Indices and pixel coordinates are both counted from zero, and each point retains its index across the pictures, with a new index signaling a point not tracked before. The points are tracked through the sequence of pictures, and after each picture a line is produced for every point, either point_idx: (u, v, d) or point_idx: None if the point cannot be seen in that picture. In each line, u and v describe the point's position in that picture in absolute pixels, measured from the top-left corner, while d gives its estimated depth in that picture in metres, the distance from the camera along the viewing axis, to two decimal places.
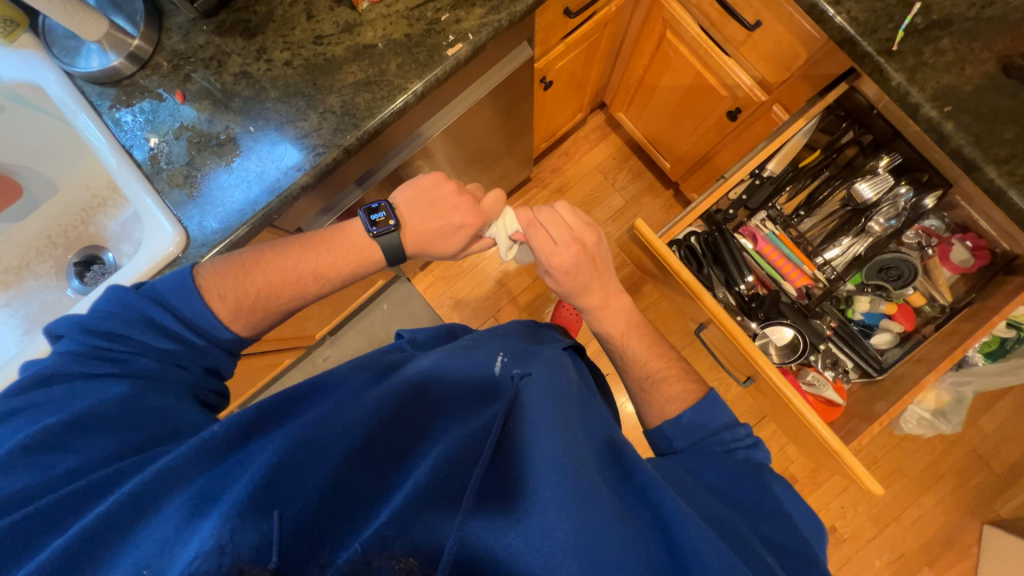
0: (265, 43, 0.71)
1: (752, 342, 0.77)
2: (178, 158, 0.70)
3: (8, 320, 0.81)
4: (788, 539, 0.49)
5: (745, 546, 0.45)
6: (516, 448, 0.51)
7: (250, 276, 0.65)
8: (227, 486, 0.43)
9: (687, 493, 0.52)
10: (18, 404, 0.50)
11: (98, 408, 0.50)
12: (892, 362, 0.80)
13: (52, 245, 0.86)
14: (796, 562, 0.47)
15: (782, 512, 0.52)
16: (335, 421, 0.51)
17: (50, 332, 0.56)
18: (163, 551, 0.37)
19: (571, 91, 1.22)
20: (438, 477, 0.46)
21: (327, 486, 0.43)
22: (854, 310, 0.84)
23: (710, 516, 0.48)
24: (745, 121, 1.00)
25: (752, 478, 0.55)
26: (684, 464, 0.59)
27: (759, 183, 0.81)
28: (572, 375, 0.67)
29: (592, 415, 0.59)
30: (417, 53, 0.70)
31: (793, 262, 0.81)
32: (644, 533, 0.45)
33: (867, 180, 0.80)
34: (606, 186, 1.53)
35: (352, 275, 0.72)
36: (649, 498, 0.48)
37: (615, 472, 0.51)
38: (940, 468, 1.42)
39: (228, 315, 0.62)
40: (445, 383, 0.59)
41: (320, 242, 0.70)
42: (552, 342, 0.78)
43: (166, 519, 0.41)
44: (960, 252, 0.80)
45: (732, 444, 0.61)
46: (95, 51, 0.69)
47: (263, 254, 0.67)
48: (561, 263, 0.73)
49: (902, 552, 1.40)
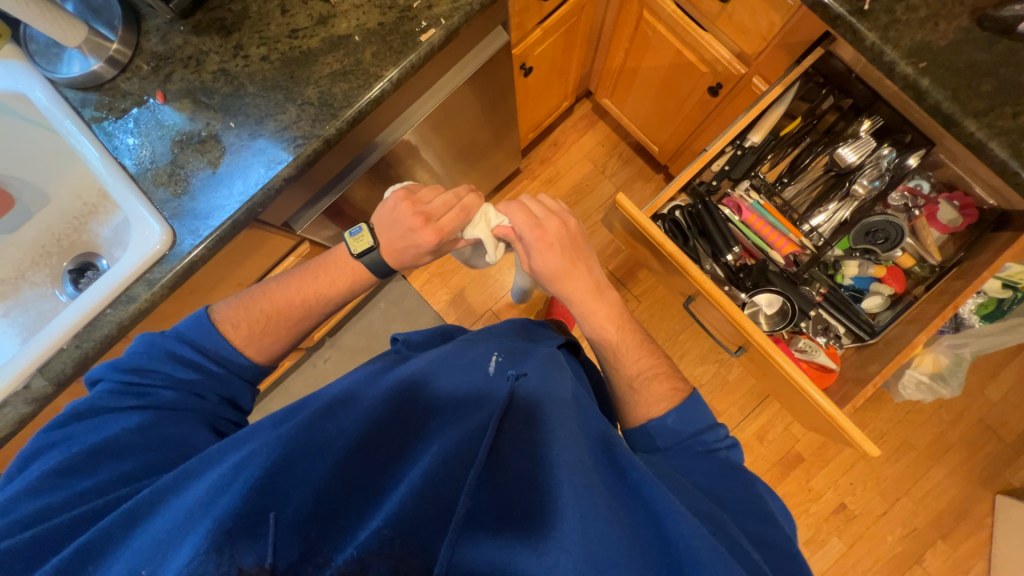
0: (242, 40, 0.72)
1: (741, 311, 0.77)
2: (162, 157, 0.71)
3: (8, 330, 0.82)
4: (768, 532, 0.50)
5: (736, 544, 0.44)
6: (512, 449, 0.50)
7: (259, 309, 0.67)
8: (219, 495, 0.41)
9: (682, 493, 0.50)
10: (53, 439, 0.52)
11: (122, 437, 0.52)
12: (884, 325, 0.80)
13: (47, 254, 0.87)
14: (776, 555, 0.48)
15: (759, 509, 0.52)
16: (324, 426, 0.49)
17: (88, 377, 0.58)
18: (158, 552, 0.37)
19: (555, 78, 1.23)
20: (435, 481, 0.44)
21: (323, 489, 0.43)
22: (843, 274, 0.84)
23: (699, 511, 0.47)
24: (726, 96, 1.00)
25: (733, 476, 0.56)
26: (669, 462, 0.59)
27: (741, 153, 0.82)
28: (569, 373, 0.64)
29: (586, 413, 0.56)
30: (391, 40, 0.71)
31: (779, 230, 0.81)
32: (639, 532, 0.44)
33: (849, 144, 0.79)
34: (597, 174, 1.53)
35: (356, 292, 0.73)
36: (643, 497, 0.46)
37: (609, 470, 0.49)
38: (948, 440, 1.41)
39: (242, 342, 0.64)
40: (435, 390, 0.57)
41: (325, 266, 0.72)
42: (547, 339, 0.75)
43: (162, 522, 0.41)
44: (947, 212, 0.80)
45: (714, 445, 0.61)
46: (76, 57, 0.71)
47: (271, 287, 0.69)
48: (543, 249, 0.73)
49: (915, 526, 1.38)
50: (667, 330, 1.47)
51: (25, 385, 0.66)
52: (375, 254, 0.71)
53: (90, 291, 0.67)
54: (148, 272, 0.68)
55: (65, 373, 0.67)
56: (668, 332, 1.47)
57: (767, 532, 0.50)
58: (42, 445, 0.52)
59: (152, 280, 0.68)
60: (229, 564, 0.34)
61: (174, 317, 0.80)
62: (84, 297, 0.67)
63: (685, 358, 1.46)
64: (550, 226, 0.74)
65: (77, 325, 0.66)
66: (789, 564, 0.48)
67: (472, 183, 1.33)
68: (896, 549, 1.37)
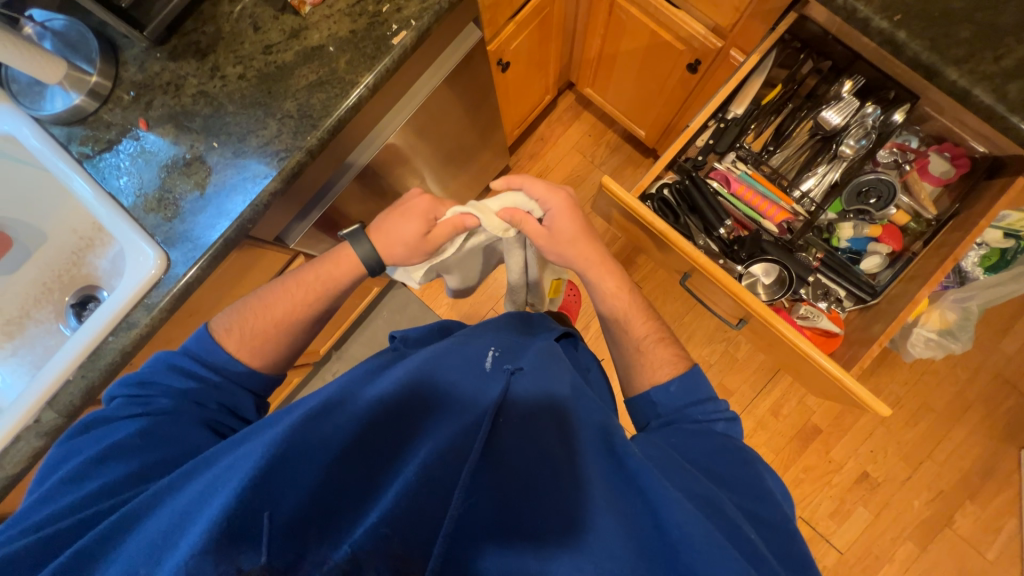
0: (218, 61, 0.73)
1: (738, 282, 0.76)
2: (150, 183, 0.72)
3: (18, 369, 0.84)
4: (768, 513, 0.49)
5: (733, 526, 0.44)
6: (508, 441, 0.49)
7: (254, 321, 0.67)
8: (205, 506, 0.40)
9: (682, 475, 0.50)
10: (65, 450, 0.55)
11: (125, 441, 0.54)
12: (884, 284, 0.79)
13: (49, 291, 0.88)
14: (776, 534, 0.48)
15: (760, 484, 0.52)
16: (322, 420, 0.47)
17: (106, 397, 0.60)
18: (152, 554, 0.38)
19: (534, 72, 1.23)
20: (428, 477, 0.44)
21: (318, 487, 0.42)
22: (839, 237, 0.83)
23: (696, 495, 0.47)
24: (706, 71, 1.00)
25: (735, 455, 0.55)
26: (667, 440, 0.59)
27: (724, 126, 0.82)
28: (565, 363, 0.63)
29: (585, 403, 0.57)
30: (364, 46, 0.71)
31: (769, 199, 0.81)
32: (635, 521, 0.44)
33: (833, 106, 0.78)
34: (586, 164, 1.53)
35: (345, 287, 0.72)
36: (639, 485, 0.46)
37: (604, 459, 0.50)
38: (967, 398, 1.39)
39: (235, 346, 0.65)
40: (435, 382, 0.56)
41: (311, 266, 0.72)
42: (546, 331, 0.75)
43: (157, 523, 0.41)
44: (939, 163, 0.79)
45: (712, 415, 0.61)
46: (58, 93, 0.72)
47: (263, 296, 0.70)
48: (561, 214, 0.74)
49: (941, 489, 1.35)
50: (672, 313, 1.47)
51: (36, 418, 0.67)
52: (366, 247, 0.71)
53: (90, 320, 0.68)
54: (146, 297, 0.69)
55: (74, 403, 0.68)
56: (672, 315, 1.46)
57: (766, 515, 0.49)
58: (58, 456, 0.55)
59: (150, 305, 0.69)
60: (229, 563, 0.35)
61: (177, 341, 0.80)
62: (85, 327, 0.67)
63: (692, 339, 1.45)
64: (555, 201, 0.75)
65: (80, 355, 0.67)
66: (788, 542, 0.47)
67: (462, 185, 1.33)
68: (924, 514, 1.34)
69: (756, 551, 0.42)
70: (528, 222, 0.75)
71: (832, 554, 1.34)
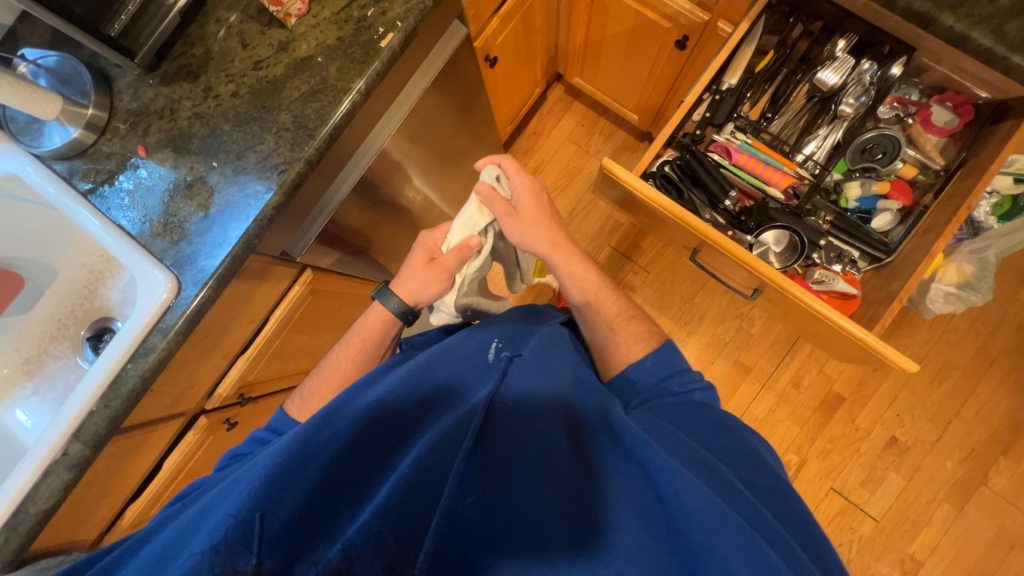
0: (209, 82, 0.74)
1: (749, 251, 0.76)
2: (155, 209, 0.72)
3: (42, 405, 0.85)
4: (761, 479, 0.51)
5: (733, 488, 0.45)
6: (505, 427, 0.48)
7: (317, 391, 0.72)
8: (206, 518, 0.43)
9: (678, 445, 0.50)
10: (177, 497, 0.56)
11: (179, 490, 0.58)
12: (898, 241, 0.79)
13: (64, 326, 0.88)
14: (772, 497, 0.50)
15: (754, 457, 0.54)
16: (323, 427, 0.48)
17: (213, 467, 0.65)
18: (159, 561, 0.41)
19: (521, 66, 1.23)
20: (422, 469, 0.43)
21: (313, 489, 0.43)
22: (847, 198, 0.82)
23: (696, 463, 0.47)
24: (695, 46, 1.00)
25: (720, 424, 0.57)
26: (663, 413, 0.60)
27: (720, 98, 0.81)
28: (569, 348, 0.64)
29: (584, 386, 0.57)
30: (352, 51, 0.72)
31: (772, 166, 0.80)
32: (637, 493, 0.44)
33: (829, 66, 0.77)
34: (582, 154, 1.52)
35: (385, 339, 0.75)
36: (637, 458, 0.46)
37: (603, 437, 0.49)
38: (989, 353, 1.36)
39: (297, 412, 0.71)
40: (432, 378, 0.57)
41: (351, 330, 0.76)
42: (550, 318, 0.76)
43: (171, 530, 0.45)
44: (943, 114, 0.78)
45: (689, 386, 0.64)
46: (56, 128, 0.72)
47: (321, 369, 0.75)
48: (524, 197, 0.74)
49: (973, 448, 1.33)
50: (682, 295, 1.45)
51: (64, 450, 0.68)
52: (396, 301, 0.73)
53: (109, 349, 0.68)
54: (160, 321, 0.69)
55: (99, 433, 0.68)
56: (682, 297, 1.45)
57: (760, 481, 0.51)
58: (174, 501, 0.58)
59: (165, 327, 0.69)
60: (224, 564, 0.38)
61: (193, 363, 0.80)
62: (103, 357, 0.67)
63: (705, 319, 1.44)
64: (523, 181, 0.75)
65: (102, 384, 0.67)
66: (785, 503, 0.49)
67: (460, 186, 1.33)
68: (958, 474, 1.32)
69: (755, 512, 0.43)
70: (500, 205, 0.72)
71: (868, 523, 1.32)
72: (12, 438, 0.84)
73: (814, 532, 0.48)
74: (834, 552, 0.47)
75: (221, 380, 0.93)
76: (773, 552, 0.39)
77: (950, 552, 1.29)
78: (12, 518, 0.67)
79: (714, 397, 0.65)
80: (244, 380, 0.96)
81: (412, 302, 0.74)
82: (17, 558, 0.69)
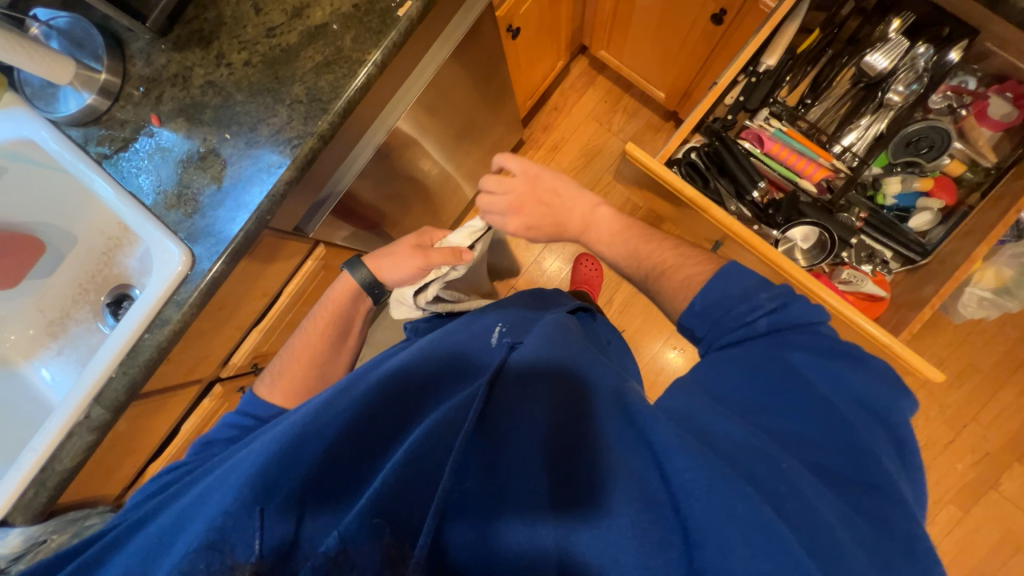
0: (222, 48, 0.72)
1: (774, 249, 0.72)
2: (169, 180, 0.72)
3: (65, 366, 0.87)
4: (829, 435, 0.43)
5: (756, 454, 0.40)
6: (502, 413, 0.47)
7: (288, 367, 0.75)
8: (197, 513, 0.43)
9: (692, 417, 0.45)
10: (179, 475, 0.57)
11: (183, 467, 0.60)
12: (936, 243, 0.75)
13: (84, 291, 0.89)
14: (842, 461, 0.41)
15: (822, 405, 0.45)
16: (323, 413, 0.48)
17: (208, 437, 0.65)
18: (159, 546, 0.42)
19: (545, 37, 1.16)
20: (417, 454, 0.41)
21: (310, 475, 0.43)
22: (885, 194, 0.78)
23: (717, 439, 0.42)
24: (733, 22, 0.93)
25: (774, 370, 0.48)
26: (699, 376, 0.53)
27: (756, 80, 0.76)
28: (575, 336, 0.62)
29: (597, 368, 0.54)
30: (369, 20, 0.68)
31: (806, 156, 0.76)
32: (637, 474, 0.40)
33: (879, 49, 0.71)
34: (603, 132, 1.47)
35: (350, 314, 0.80)
36: (644, 438, 0.42)
37: (611, 415, 0.45)
38: (1016, 358, 1.31)
39: (266, 391, 0.72)
40: (439, 364, 0.56)
41: (318, 305, 0.80)
42: (557, 305, 0.74)
43: (168, 517, 0.46)
44: (999, 106, 0.72)
45: (750, 316, 0.54)
46: (71, 93, 0.71)
47: (289, 348, 0.78)
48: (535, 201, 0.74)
49: (987, 452, 1.30)
50: None
51: (86, 413, 0.70)
52: (364, 272, 0.79)
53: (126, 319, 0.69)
54: (175, 294, 0.70)
55: (119, 399, 0.70)
56: None
57: (821, 441, 0.43)
58: (157, 485, 0.58)
59: (180, 301, 0.69)
60: (223, 560, 0.37)
61: (209, 333, 0.81)
62: (120, 326, 0.69)
63: None
64: (516, 190, 0.74)
65: (120, 353, 0.69)
66: (860, 469, 0.41)
67: (476, 162, 1.29)
68: (968, 477, 1.30)
69: (786, 485, 0.38)
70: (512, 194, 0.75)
71: None
72: (39, 396, 0.87)
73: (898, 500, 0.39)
74: (922, 530, 0.39)
75: (236, 350, 0.95)
76: (794, 538, 0.34)
77: (951, 552, 1.29)
78: (39, 474, 0.70)
79: (787, 316, 0.52)
80: (258, 351, 0.98)
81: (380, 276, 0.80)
82: (48, 509, 0.73)
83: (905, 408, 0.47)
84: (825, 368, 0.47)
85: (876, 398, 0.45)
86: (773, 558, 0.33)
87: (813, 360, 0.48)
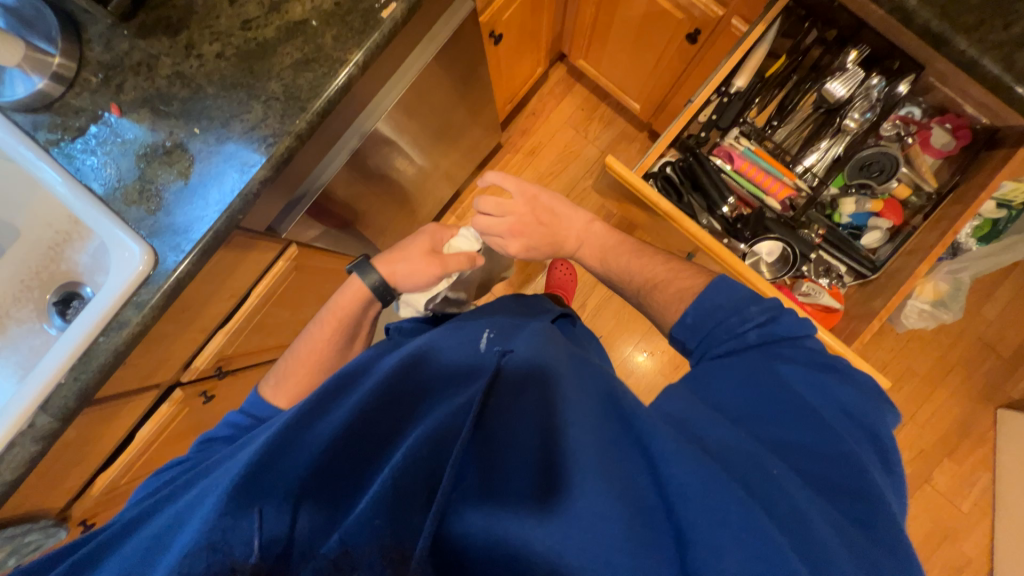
0: (192, 38, 0.68)
1: (742, 261, 0.76)
2: (129, 174, 0.67)
3: (3, 370, 0.80)
4: (813, 440, 0.46)
5: (749, 461, 0.43)
6: (498, 420, 0.47)
7: (294, 372, 0.73)
8: (183, 524, 0.41)
9: (686, 422, 0.47)
10: (169, 479, 0.54)
11: (167, 474, 0.56)
12: (884, 259, 0.81)
13: (27, 288, 0.83)
14: (823, 465, 0.44)
15: (811, 415, 0.48)
16: (317, 418, 0.46)
17: (202, 440, 0.62)
18: (147, 557, 0.40)
19: (526, 43, 1.17)
20: (417, 457, 0.41)
21: (298, 488, 0.42)
22: (840, 213, 0.83)
23: (710, 445, 0.44)
24: (706, 41, 0.97)
25: (761, 381, 0.51)
26: (690, 384, 0.55)
27: (727, 101, 0.80)
28: (563, 343, 0.63)
29: (587, 373, 0.55)
30: (352, 19, 0.67)
31: (772, 175, 0.81)
32: (631, 481, 0.41)
33: (837, 77, 0.77)
34: (580, 139, 1.49)
35: (359, 320, 0.77)
36: (642, 444, 0.44)
37: (608, 421, 0.47)
38: (948, 362, 1.44)
39: (273, 394, 0.70)
40: (429, 369, 0.55)
41: (326, 309, 0.77)
42: (542, 312, 0.75)
43: (156, 525, 0.43)
44: (940, 136, 0.79)
45: (743, 326, 0.57)
46: (17, 76, 0.65)
47: (296, 351, 0.75)
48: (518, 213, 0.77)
49: (922, 448, 1.42)
50: None
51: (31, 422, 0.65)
52: (375, 277, 0.75)
53: (79, 321, 0.64)
54: (135, 294, 0.66)
55: (70, 406, 0.65)
56: None
57: (803, 447, 0.46)
58: (143, 495, 0.54)
59: (140, 303, 0.65)
60: (223, 559, 0.37)
61: (171, 335, 0.77)
62: (71, 329, 0.64)
63: None
64: (515, 212, 0.78)
65: (71, 358, 0.64)
66: (843, 473, 0.43)
67: (454, 164, 1.29)
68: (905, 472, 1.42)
69: (774, 488, 0.40)
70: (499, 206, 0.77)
71: None
72: None
73: (880, 504, 0.42)
74: (902, 532, 0.41)
75: (199, 353, 0.90)
76: (781, 538, 0.36)
77: None
78: None
79: (777, 328, 0.56)
80: (223, 354, 0.94)
81: (390, 282, 0.77)
82: None
83: (887, 419, 0.50)
84: (815, 380, 0.50)
85: (857, 412, 0.49)
86: (764, 559, 0.35)
87: (801, 371, 0.51)
